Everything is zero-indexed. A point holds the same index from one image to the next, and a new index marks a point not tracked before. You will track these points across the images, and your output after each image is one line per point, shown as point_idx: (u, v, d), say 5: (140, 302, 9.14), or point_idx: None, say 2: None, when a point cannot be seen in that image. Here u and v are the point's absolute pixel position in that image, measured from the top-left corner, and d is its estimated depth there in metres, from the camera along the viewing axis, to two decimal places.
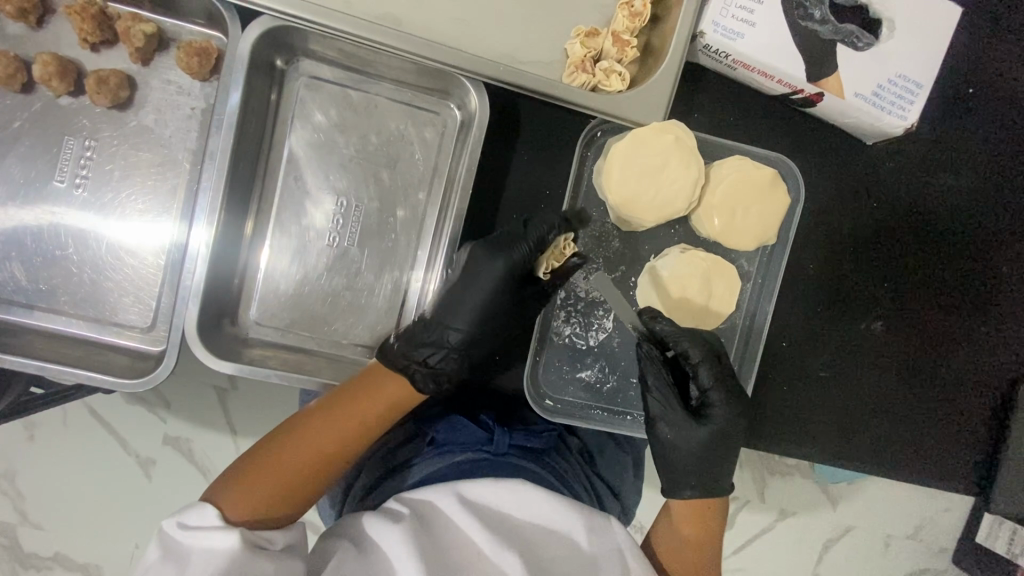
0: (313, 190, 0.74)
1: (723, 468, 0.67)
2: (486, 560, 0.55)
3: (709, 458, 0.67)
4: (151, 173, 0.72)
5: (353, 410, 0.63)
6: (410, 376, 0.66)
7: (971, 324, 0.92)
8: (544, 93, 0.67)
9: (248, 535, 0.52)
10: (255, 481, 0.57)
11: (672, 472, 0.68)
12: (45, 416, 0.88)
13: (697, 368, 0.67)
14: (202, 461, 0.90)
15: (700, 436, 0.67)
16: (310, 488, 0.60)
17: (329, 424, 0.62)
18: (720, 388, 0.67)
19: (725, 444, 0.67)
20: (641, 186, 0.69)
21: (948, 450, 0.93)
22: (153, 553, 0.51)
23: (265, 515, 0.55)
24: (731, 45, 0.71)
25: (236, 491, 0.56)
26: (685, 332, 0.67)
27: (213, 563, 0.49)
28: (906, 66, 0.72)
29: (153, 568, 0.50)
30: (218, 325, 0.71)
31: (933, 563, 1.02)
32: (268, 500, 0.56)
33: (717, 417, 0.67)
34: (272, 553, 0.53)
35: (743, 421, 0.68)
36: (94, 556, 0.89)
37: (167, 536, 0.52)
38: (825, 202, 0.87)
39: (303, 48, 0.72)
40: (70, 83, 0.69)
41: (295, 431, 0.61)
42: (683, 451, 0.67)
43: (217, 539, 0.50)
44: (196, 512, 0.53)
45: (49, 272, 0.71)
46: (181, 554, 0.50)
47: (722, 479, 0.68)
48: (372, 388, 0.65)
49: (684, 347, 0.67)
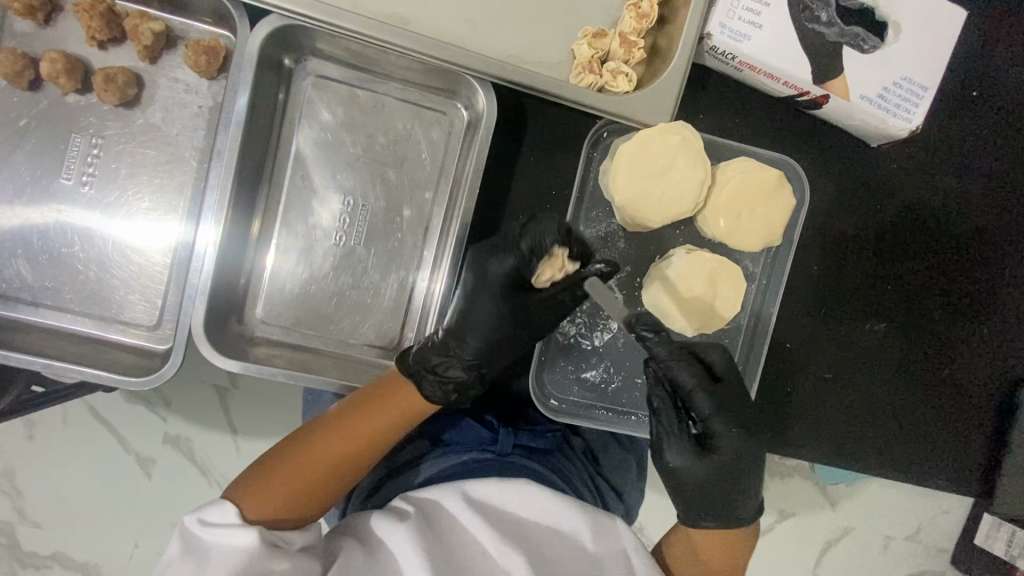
0: (320, 189, 0.74)
1: (739, 496, 0.65)
2: (491, 559, 0.55)
3: (718, 486, 0.65)
4: (157, 172, 0.72)
5: (373, 415, 0.62)
6: (419, 383, 0.65)
7: (975, 326, 0.92)
8: (552, 94, 0.67)
9: (266, 533, 0.52)
10: (273, 481, 0.57)
11: (684, 499, 0.66)
12: (47, 414, 0.87)
13: (692, 396, 0.65)
14: (204, 461, 0.90)
15: (707, 463, 0.65)
16: (326, 492, 0.59)
17: (349, 427, 0.61)
18: (720, 416, 0.65)
19: (736, 473, 0.65)
20: (649, 188, 0.69)
21: (951, 452, 0.94)
22: (173, 550, 0.52)
23: (280, 516, 0.55)
24: (738, 47, 0.71)
25: (254, 490, 0.56)
26: (676, 356, 0.65)
27: (232, 560, 0.50)
28: (911, 70, 0.73)
29: (174, 563, 0.51)
30: (223, 325, 0.71)
31: (932, 565, 1.02)
32: (284, 501, 0.56)
33: (722, 445, 0.65)
34: (288, 551, 0.53)
35: (751, 447, 0.66)
36: (94, 556, 0.89)
37: (186, 531, 0.52)
38: (830, 204, 0.88)
39: (311, 48, 0.72)
40: (76, 80, 0.68)
41: (315, 433, 0.61)
42: (691, 476, 0.65)
43: (236, 537, 0.51)
44: (216, 509, 0.53)
45: (54, 270, 0.71)
46: (200, 550, 0.51)
47: (745, 511, 0.66)
48: (388, 391, 0.64)
49: (676, 374, 0.64)
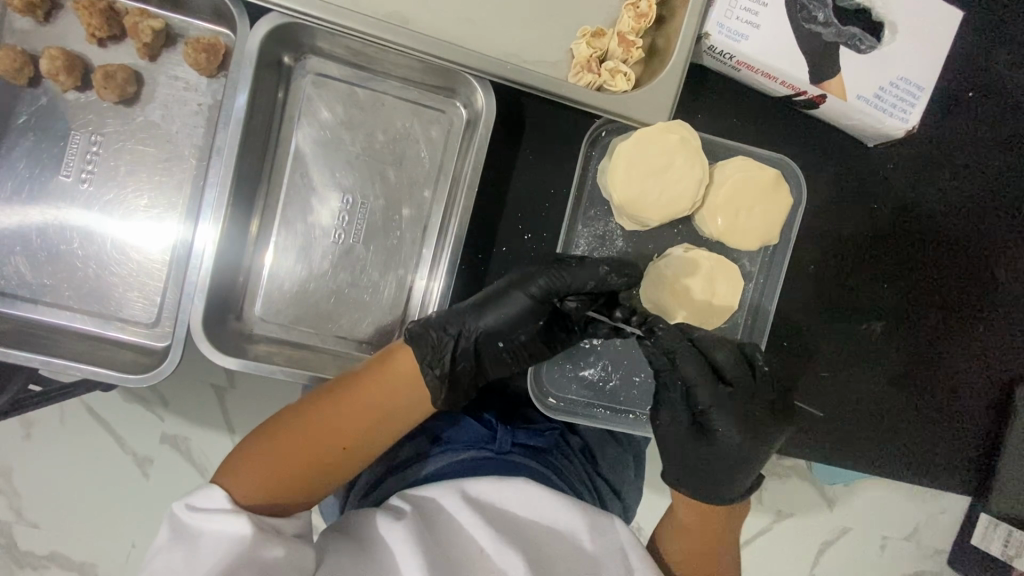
0: (320, 187, 0.74)
1: (726, 480, 0.66)
2: (487, 559, 0.55)
3: (709, 467, 0.66)
4: (156, 169, 0.72)
5: (367, 401, 0.62)
6: (417, 347, 0.64)
7: (972, 326, 0.93)
8: (552, 92, 0.67)
9: (258, 522, 0.53)
10: (262, 464, 0.58)
11: (679, 469, 0.68)
12: (45, 413, 0.87)
13: (693, 388, 0.64)
14: (201, 460, 0.90)
15: (701, 446, 0.66)
16: (319, 473, 0.60)
17: (343, 408, 0.61)
18: (718, 409, 0.64)
19: (729, 461, 0.65)
20: (648, 186, 0.69)
21: (948, 451, 0.94)
22: (161, 538, 0.52)
23: (268, 500, 0.56)
24: (735, 46, 0.71)
25: (242, 474, 0.57)
26: (680, 348, 0.65)
27: (224, 546, 0.50)
28: (908, 70, 0.73)
29: (163, 550, 0.51)
30: (222, 322, 0.71)
31: (930, 565, 1.02)
32: (270, 484, 0.57)
33: (719, 436, 0.65)
34: (283, 539, 0.53)
35: (750, 441, 0.65)
36: (91, 555, 0.89)
37: (175, 517, 0.52)
38: (827, 203, 0.88)
39: (311, 47, 0.72)
40: (75, 77, 0.69)
41: (306, 414, 0.61)
42: (684, 450, 0.67)
43: (224, 521, 0.51)
44: (204, 494, 0.54)
45: (54, 266, 0.71)
46: (190, 537, 0.51)
47: (732, 493, 0.67)
48: (383, 377, 0.63)
49: (679, 364, 0.64)
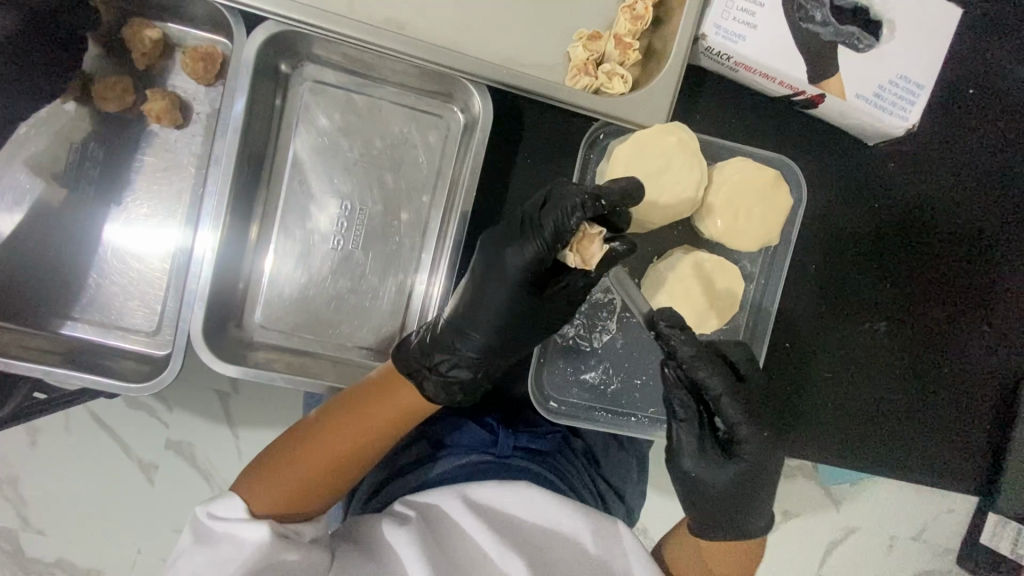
0: (317, 194, 0.74)
1: (754, 509, 0.64)
2: (490, 562, 0.55)
3: (736, 497, 0.64)
4: (155, 178, 0.73)
5: (376, 414, 0.61)
6: (421, 385, 0.63)
7: (977, 322, 0.92)
8: (552, 97, 0.67)
9: (277, 526, 0.53)
10: (281, 479, 0.57)
11: (701, 512, 0.66)
12: (46, 421, 0.88)
13: (720, 403, 0.62)
14: (205, 465, 0.90)
15: (730, 472, 0.63)
16: (339, 480, 0.60)
17: (355, 414, 0.61)
18: (750, 423, 0.63)
19: (759, 481, 0.64)
20: (645, 190, 0.69)
21: (955, 453, 0.93)
22: (184, 541, 0.53)
23: (293, 509, 0.57)
24: (733, 47, 0.71)
25: (262, 487, 0.56)
26: (703, 358, 0.62)
27: (244, 550, 0.51)
28: (907, 68, 0.73)
29: (185, 554, 0.52)
30: (224, 330, 0.71)
31: (938, 564, 1.02)
32: (292, 499, 0.57)
33: (748, 453, 0.63)
34: (298, 543, 0.54)
35: (773, 455, 0.65)
36: (95, 562, 0.89)
37: (198, 523, 0.53)
38: (829, 201, 0.88)
39: (307, 54, 0.72)
40: (128, 102, 0.71)
41: (316, 430, 0.60)
42: (711, 485, 0.64)
43: (245, 530, 0.52)
44: (225, 503, 0.54)
45: (17, 266, 0.72)
46: (212, 542, 0.52)
47: (755, 524, 0.65)
48: (385, 395, 0.63)
49: (702, 377, 0.62)
